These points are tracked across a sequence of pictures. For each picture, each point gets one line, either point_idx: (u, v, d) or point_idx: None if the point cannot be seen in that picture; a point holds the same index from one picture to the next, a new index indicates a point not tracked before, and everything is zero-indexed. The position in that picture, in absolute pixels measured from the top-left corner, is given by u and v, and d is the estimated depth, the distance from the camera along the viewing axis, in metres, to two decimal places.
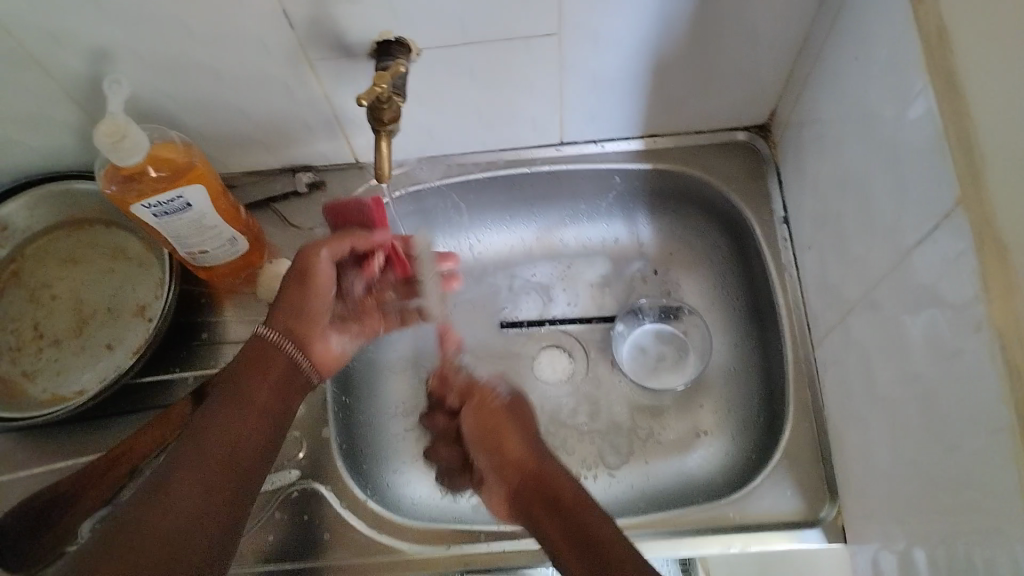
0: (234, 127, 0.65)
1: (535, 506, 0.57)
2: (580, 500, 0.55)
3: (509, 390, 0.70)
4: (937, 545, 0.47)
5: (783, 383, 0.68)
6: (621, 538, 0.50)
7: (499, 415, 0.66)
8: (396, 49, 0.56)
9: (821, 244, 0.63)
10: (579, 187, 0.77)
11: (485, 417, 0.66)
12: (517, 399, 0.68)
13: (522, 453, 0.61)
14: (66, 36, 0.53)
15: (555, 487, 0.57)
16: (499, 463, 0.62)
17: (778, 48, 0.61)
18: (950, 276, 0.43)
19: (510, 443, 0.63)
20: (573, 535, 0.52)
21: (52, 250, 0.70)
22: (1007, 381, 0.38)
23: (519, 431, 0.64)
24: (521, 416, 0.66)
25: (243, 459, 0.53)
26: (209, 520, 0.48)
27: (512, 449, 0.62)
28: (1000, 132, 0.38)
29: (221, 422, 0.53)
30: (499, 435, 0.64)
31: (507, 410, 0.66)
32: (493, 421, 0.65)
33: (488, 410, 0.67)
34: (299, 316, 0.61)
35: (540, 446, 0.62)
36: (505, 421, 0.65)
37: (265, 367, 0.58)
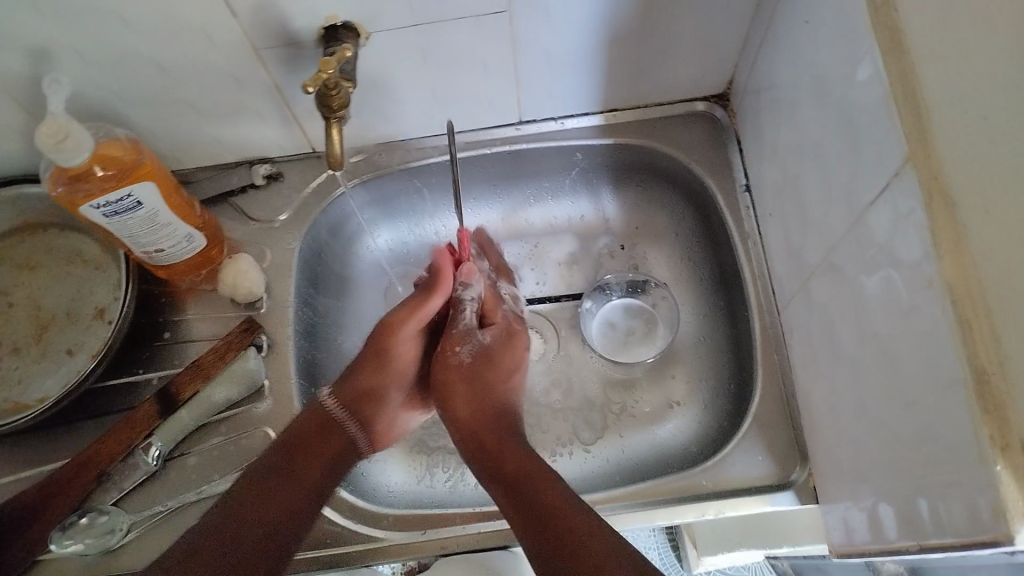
0: (184, 122, 0.64)
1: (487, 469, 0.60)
2: (524, 467, 0.58)
3: (478, 345, 0.69)
4: (903, 499, 0.48)
5: (750, 350, 0.68)
6: (556, 490, 0.55)
7: (456, 370, 0.67)
8: (343, 34, 0.55)
9: (781, 210, 0.63)
10: (541, 165, 0.77)
11: (444, 372, 0.67)
12: (487, 352, 0.69)
13: (467, 416, 0.65)
14: (3, 36, 0.51)
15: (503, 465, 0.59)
16: (449, 414, 0.66)
17: (730, 16, 0.61)
18: (903, 234, 0.43)
19: (452, 407, 0.66)
20: (511, 490, 0.57)
21: (6, 257, 0.68)
22: (959, 333, 0.39)
23: (481, 396, 0.66)
24: (484, 377, 0.67)
25: (317, 481, 0.58)
26: (271, 527, 0.53)
27: (458, 404, 0.66)
28: (946, 91, 0.39)
29: (286, 454, 0.58)
30: (449, 391, 0.66)
31: (470, 370, 0.67)
32: (447, 376, 0.67)
33: (448, 366, 0.68)
34: (370, 395, 0.66)
35: (490, 408, 0.65)
36: (458, 373, 0.67)
37: (320, 444, 0.60)
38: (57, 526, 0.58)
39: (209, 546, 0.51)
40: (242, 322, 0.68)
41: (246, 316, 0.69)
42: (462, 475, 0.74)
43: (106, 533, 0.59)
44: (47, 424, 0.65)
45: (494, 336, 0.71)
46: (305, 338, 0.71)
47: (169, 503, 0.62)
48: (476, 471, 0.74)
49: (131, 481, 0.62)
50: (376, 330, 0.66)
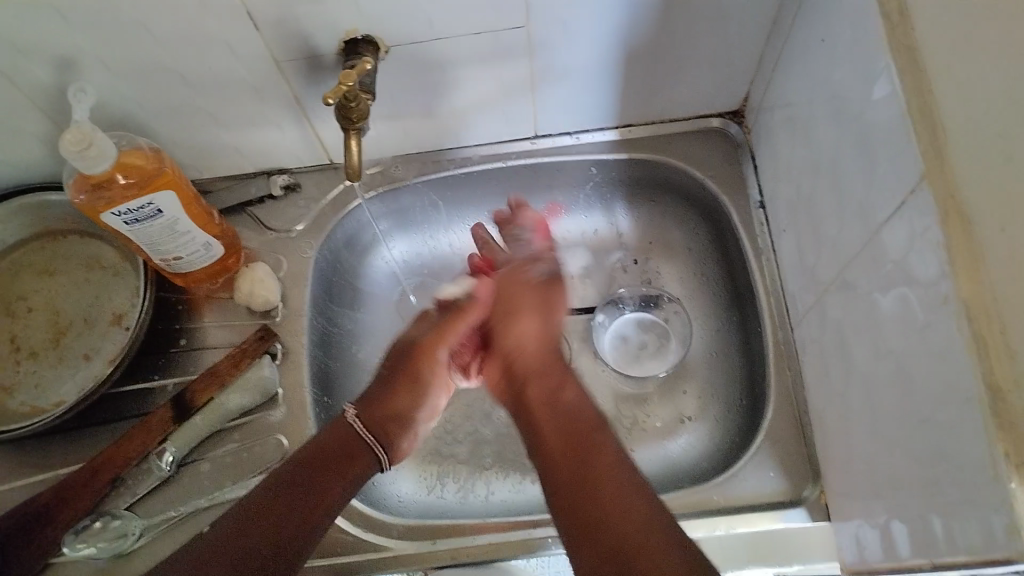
0: (205, 132, 0.65)
1: (540, 412, 0.63)
2: (580, 411, 0.62)
3: (546, 270, 0.72)
4: (915, 517, 0.47)
5: (762, 365, 0.68)
6: (602, 438, 0.59)
7: (526, 289, 0.70)
8: (363, 48, 0.56)
9: (795, 227, 0.63)
10: (556, 178, 0.77)
11: (513, 287, 0.70)
12: (554, 280, 0.71)
13: (535, 342, 0.67)
14: (31, 47, 0.52)
15: (578, 437, 0.60)
16: (515, 330, 0.68)
17: (747, 33, 0.62)
18: (918, 252, 0.44)
19: (520, 324, 0.68)
20: (563, 443, 0.60)
21: (27, 262, 0.69)
22: (975, 351, 0.39)
23: (540, 326, 0.68)
24: (547, 303, 0.69)
25: (336, 497, 0.58)
26: (280, 549, 0.54)
27: (527, 326, 0.68)
28: (963, 110, 0.39)
29: (307, 474, 0.58)
30: (515, 309, 0.69)
31: (533, 293, 0.70)
32: (517, 289, 0.70)
33: (519, 281, 0.70)
34: (395, 417, 0.66)
35: (555, 354, 0.68)
36: (525, 292, 0.70)
37: (347, 465, 0.60)
38: (73, 529, 0.59)
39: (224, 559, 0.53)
40: (258, 329, 0.69)
41: (262, 324, 0.70)
42: (473, 486, 0.74)
43: (119, 537, 0.60)
44: (63, 429, 0.66)
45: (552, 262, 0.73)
46: (319, 346, 0.72)
47: (182, 508, 0.62)
48: (485, 482, 0.74)
49: (145, 487, 0.62)
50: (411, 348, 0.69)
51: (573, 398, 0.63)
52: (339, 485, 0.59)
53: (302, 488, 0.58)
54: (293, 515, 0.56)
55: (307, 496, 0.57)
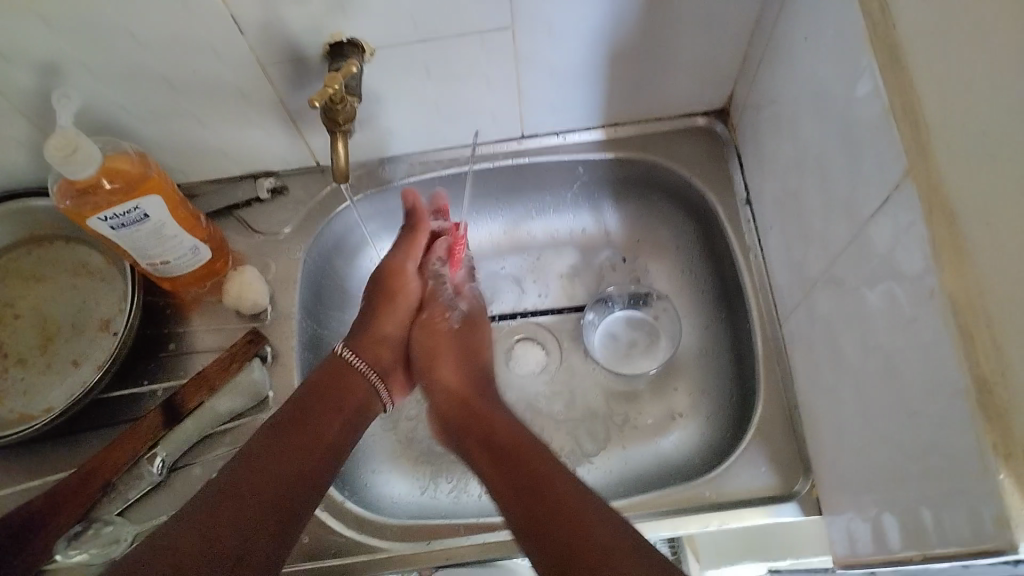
0: (190, 135, 0.65)
1: (469, 440, 0.64)
2: (512, 437, 0.62)
3: (462, 312, 0.77)
4: (905, 510, 0.48)
5: (752, 361, 0.69)
6: (535, 450, 0.60)
7: (440, 337, 0.74)
8: (349, 50, 0.56)
9: (782, 223, 0.64)
10: (544, 177, 0.77)
11: (428, 336, 0.74)
12: (472, 319, 0.76)
13: (457, 383, 0.70)
14: (13, 52, 0.52)
15: (515, 450, 0.60)
16: (432, 380, 0.71)
17: (731, 31, 0.62)
18: (904, 247, 0.44)
19: (440, 369, 0.71)
20: (494, 459, 0.61)
21: (13, 268, 0.69)
22: (961, 345, 0.39)
23: (467, 361, 0.73)
24: (469, 338, 0.74)
25: (323, 450, 0.60)
26: (290, 502, 0.55)
27: (445, 372, 0.71)
28: (945, 106, 0.39)
29: (300, 426, 0.60)
30: (434, 360, 0.72)
31: (458, 333, 0.74)
32: (435, 341, 0.74)
33: (434, 328, 0.75)
34: (377, 340, 0.71)
35: (478, 373, 0.72)
36: (443, 343, 0.73)
37: (341, 398, 0.64)
38: (66, 535, 0.58)
39: (238, 512, 0.52)
40: (247, 333, 0.68)
41: (251, 327, 0.70)
42: (466, 486, 0.74)
43: (110, 542, 0.59)
44: (53, 435, 0.66)
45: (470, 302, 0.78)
46: (307, 347, 0.72)
47: (173, 514, 0.63)
48: (478, 482, 0.74)
49: (137, 491, 0.62)
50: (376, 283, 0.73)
51: (503, 425, 0.64)
52: (321, 451, 0.60)
53: (288, 448, 0.58)
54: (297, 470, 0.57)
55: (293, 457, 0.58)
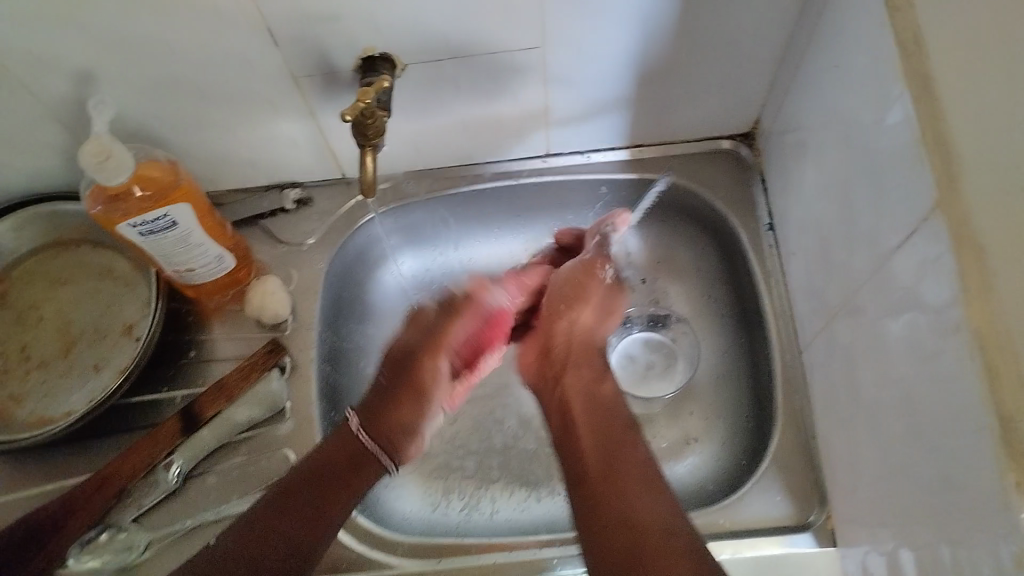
0: (219, 145, 0.65)
1: (570, 389, 0.63)
2: (613, 407, 0.62)
3: (617, 271, 0.72)
4: (923, 544, 0.47)
5: (770, 388, 0.68)
6: (635, 438, 0.59)
7: (594, 290, 0.69)
8: (380, 66, 0.57)
9: (805, 250, 0.64)
10: (566, 197, 0.77)
11: (581, 280, 0.69)
12: (621, 284, 0.71)
13: (582, 329, 0.67)
14: (51, 58, 0.53)
15: (620, 450, 0.57)
16: (567, 326, 0.67)
17: (759, 57, 0.62)
18: (928, 278, 0.44)
19: (579, 314, 0.67)
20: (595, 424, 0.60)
21: (39, 271, 0.70)
22: (986, 380, 0.39)
23: (600, 323, 0.68)
24: (612, 299, 0.69)
25: (329, 525, 0.57)
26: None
27: (580, 327, 0.67)
28: (977, 138, 0.39)
29: (313, 493, 0.58)
30: (575, 302, 0.68)
31: (606, 288, 0.69)
32: (580, 280, 0.69)
33: (587, 273, 0.70)
34: (398, 425, 0.64)
35: (598, 346, 0.68)
36: (592, 295, 0.68)
37: (350, 477, 0.60)
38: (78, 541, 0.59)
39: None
40: (267, 343, 0.69)
41: (270, 338, 0.70)
42: (477, 502, 0.74)
43: (124, 550, 0.59)
44: (71, 440, 0.66)
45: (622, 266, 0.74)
46: (328, 363, 0.72)
47: (189, 521, 0.62)
48: (489, 500, 0.74)
49: (150, 499, 0.62)
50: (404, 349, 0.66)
51: (608, 390, 0.63)
52: (329, 521, 0.58)
53: (298, 518, 0.57)
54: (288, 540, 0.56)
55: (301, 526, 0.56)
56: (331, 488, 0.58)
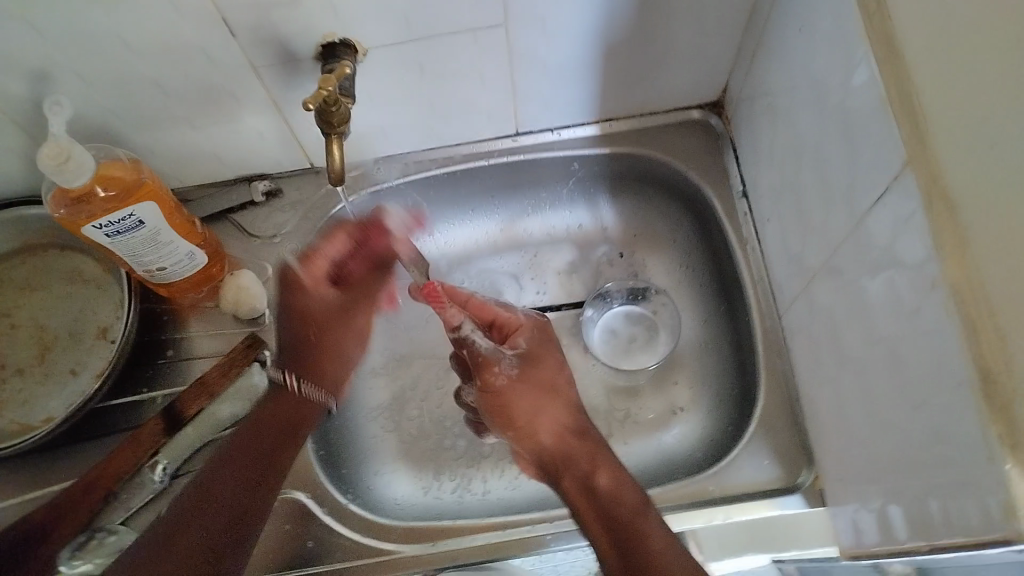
0: (183, 140, 0.64)
1: (571, 487, 0.60)
2: (616, 493, 0.58)
3: (515, 359, 0.68)
4: (911, 501, 0.48)
5: (752, 355, 0.69)
6: (646, 516, 0.56)
7: (513, 394, 0.66)
8: (342, 51, 0.56)
9: (780, 215, 0.64)
10: (540, 176, 0.77)
11: (497, 399, 0.67)
12: (529, 360, 0.68)
13: (552, 437, 0.64)
14: (4, 60, 0.51)
15: (624, 518, 0.56)
16: (526, 435, 0.65)
17: (725, 23, 0.62)
18: (904, 239, 0.44)
19: (534, 424, 0.65)
20: (605, 523, 0.57)
21: (7, 279, 0.68)
22: (966, 336, 0.39)
23: (551, 404, 0.66)
24: (538, 382, 0.67)
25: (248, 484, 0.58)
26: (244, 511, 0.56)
27: (541, 432, 0.65)
28: (943, 98, 0.39)
29: (262, 456, 0.61)
30: (509, 413, 0.66)
31: (522, 382, 0.67)
32: (504, 399, 0.67)
33: (495, 390, 0.67)
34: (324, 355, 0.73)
35: (576, 430, 0.64)
36: (517, 397, 0.66)
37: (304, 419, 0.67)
38: (67, 547, 0.54)
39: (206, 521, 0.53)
40: (246, 337, 0.69)
41: (249, 332, 0.70)
42: (469, 484, 0.74)
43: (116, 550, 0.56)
44: (53, 447, 0.66)
45: (528, 342, 0.68)
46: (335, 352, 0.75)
47: None
48: (482, 482, 0.74)
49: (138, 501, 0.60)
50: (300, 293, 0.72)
51: (604, 479, 0.59)
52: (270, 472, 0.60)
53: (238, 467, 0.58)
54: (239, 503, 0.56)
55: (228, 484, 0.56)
56: (264, 447, 0.61)
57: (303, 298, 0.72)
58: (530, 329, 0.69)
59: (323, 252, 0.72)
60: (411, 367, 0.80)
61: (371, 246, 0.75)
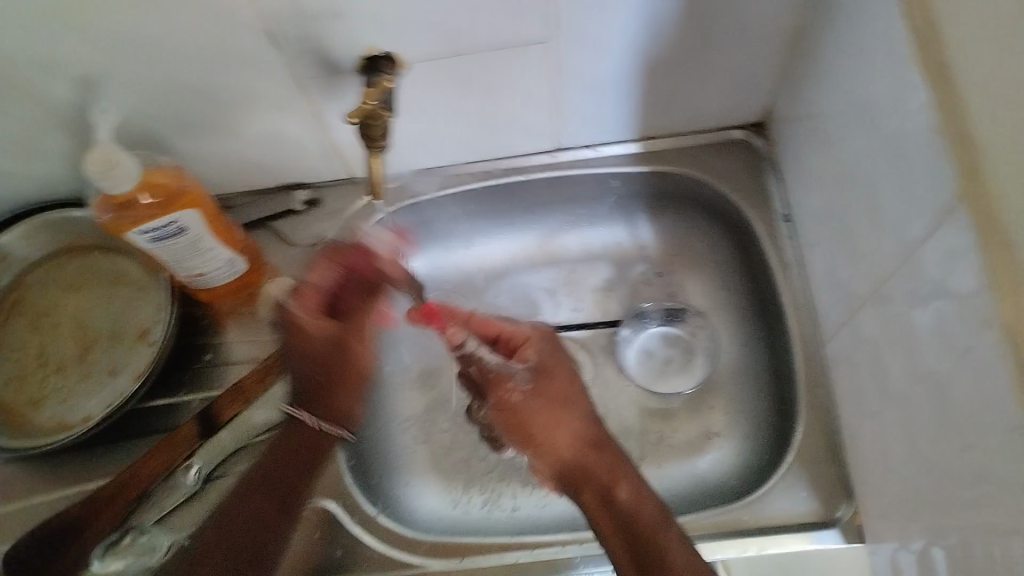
0: (227, 147, 0.65)
1: (599, 513, 0.56)
2: (640, 515, 0.55)
3: (527, 372, 0.59)
4: (955, 543, 0.46)
5: (793, 381, 0.67)
6: (672, 538, 0.54)
7: (530, 410, 0.58)
8: (383, 65, 0.53)
9: (826, 240, 0.62)
10: (577, 191, 0.76)
11: (512, 417, 0.59)
12: (541, 372, 0.59)
13: (571, 452, 0.57)
14: (54, 67, 0.53)
15: (653, 542, 0.54)
16: (544, 456, 0.58)
17: (774, 43, 0.60)
18: (956, 269, 0.42)
19: (554, 439, 0.57)
20: (632, 550, 0.54)
21: (54, 278, 0.70)
22: (1018, 375, 0.37)
23: (568, 418, 0.58)
24: (555, 398, 0.58)
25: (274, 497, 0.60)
26: (257, 547, 0.57)
27: (564, 447, 0.57)
28: (1000, 127, 0.37)
29: (298, 461, 0.62)
30: (527, 429, 0.58)
31: (539, 399, 0.58)
32: (517, 416, 0.58)
33: (507, 407, 0.59)
34: (326, 387, 0.63)
35: (596, 442, 0.57)
36: (532, 412, 0.58)
37: (312, 452, 0.64)
38: (101, 542, 0.59)
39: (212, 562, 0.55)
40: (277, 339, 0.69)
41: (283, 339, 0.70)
42: (498, 499, 0.73)
43: (146, 551, 0.60)
44: (90, 443, 0.67)
45: (538, 354, 0.60)
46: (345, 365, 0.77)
47: None
48: (511, 497, 0.73)
49: (173, 501, 0.63)
50: (299, 322, 0.60)
51: (631, 498, 0.56)
52: (291, 488, 0.61)
53: (266, 483, 0.60)
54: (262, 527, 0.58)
55: (252, 502, 0.59)
56: (300, 462, 0.63)
57: (308, 340, 0.60)
58: (539, 342, 0.61)
59: (314, 282, 0.61)
60: (445, 379, 0.80)
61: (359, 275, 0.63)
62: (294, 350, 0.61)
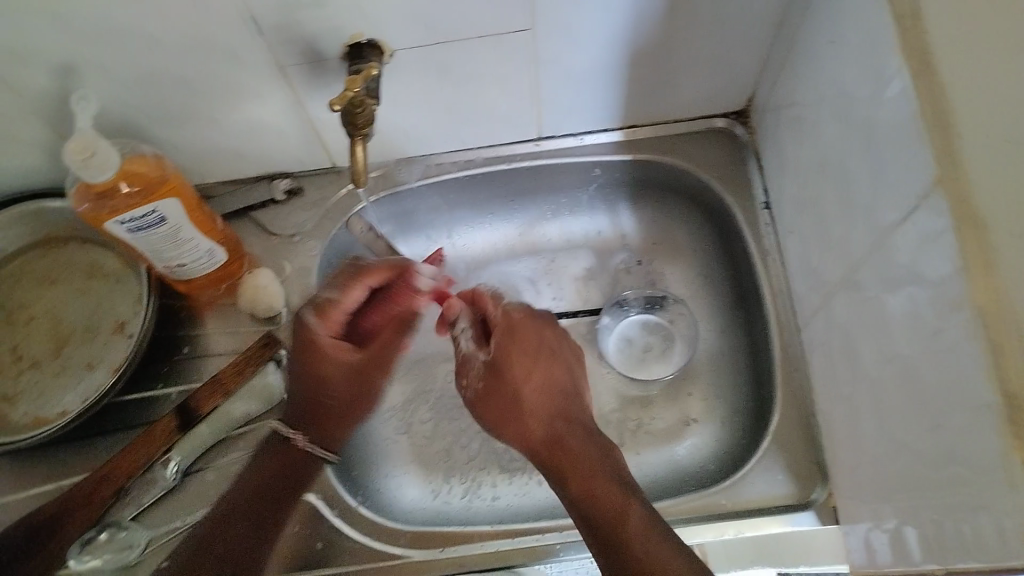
0: (206, 137, 0.64)
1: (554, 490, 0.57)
2: (589, 488, 0.55)
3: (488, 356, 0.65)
4: (927, 523, 0.47)
5: (770, 366, 0.68)
6: (623, 506, 0.53)
7: (488, 393, 0.64)
8: (367, 52, 0.55)
9: (802, 228, 0.63)
10: (560, 180, 0.77)
11: (478, 402, 0.65)
12: (496, 362, 0.64)
13: (524, 438, 0.60)
14: (29, 53, 0.52)
15: (602, 509, 0.53)
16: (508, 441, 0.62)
17: (753, 34, 0.61)
18: (930, 254, 0.43)
19: (510, 423, 0.61)
20: (585, 521, 0.54)
21: (27, 270, 0.69)
22: (989, 356, 0.39)
23: (524, 401, 0.61)
24: (506, 384, 0.63)
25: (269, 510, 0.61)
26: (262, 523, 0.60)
27: (519, 433, 0.61)
28: (976, 115, 0.38)
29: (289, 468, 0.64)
30: (486, 412, 0.64)
31: (491, 385, 0.64)
32: (479, 401, 0.65)
33: (470, 397, 0.66)
34: (324, 412, 0.67)
35: (546, 424, 0.60)
36: (488, 394, 0.64)
37: (298, 475, 0.65)
38: (77, 541, 0.58)
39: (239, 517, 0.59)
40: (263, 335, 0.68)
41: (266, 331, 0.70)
42: (478, 489, 0.74)
43: (124, 548, 0.58)
44: (66, 438, 0.66)
45: (497, 343, 0.65)
46: None
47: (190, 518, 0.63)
48: (491, 487, 0.74)
49: (150, 496, 0.63)
50: (314, 344, 0.65)
51: (577, 474, 0.56)
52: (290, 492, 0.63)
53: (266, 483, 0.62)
54: (245, 551, 0.57)
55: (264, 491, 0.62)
56: (286, 484, 0.63)
57: (326, 369, 0.66)
58: (496, 325, 0.66)
59: (343, 303, 0.66)
60: (424, 370, 0.80)
61: (384, 294, 0.70)
62: (304, 377, 0.66)
